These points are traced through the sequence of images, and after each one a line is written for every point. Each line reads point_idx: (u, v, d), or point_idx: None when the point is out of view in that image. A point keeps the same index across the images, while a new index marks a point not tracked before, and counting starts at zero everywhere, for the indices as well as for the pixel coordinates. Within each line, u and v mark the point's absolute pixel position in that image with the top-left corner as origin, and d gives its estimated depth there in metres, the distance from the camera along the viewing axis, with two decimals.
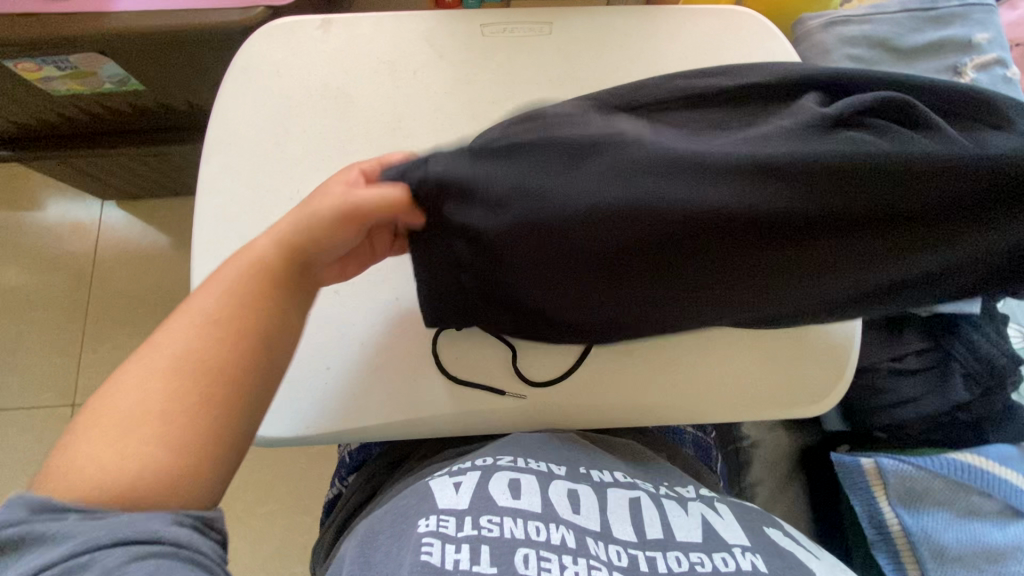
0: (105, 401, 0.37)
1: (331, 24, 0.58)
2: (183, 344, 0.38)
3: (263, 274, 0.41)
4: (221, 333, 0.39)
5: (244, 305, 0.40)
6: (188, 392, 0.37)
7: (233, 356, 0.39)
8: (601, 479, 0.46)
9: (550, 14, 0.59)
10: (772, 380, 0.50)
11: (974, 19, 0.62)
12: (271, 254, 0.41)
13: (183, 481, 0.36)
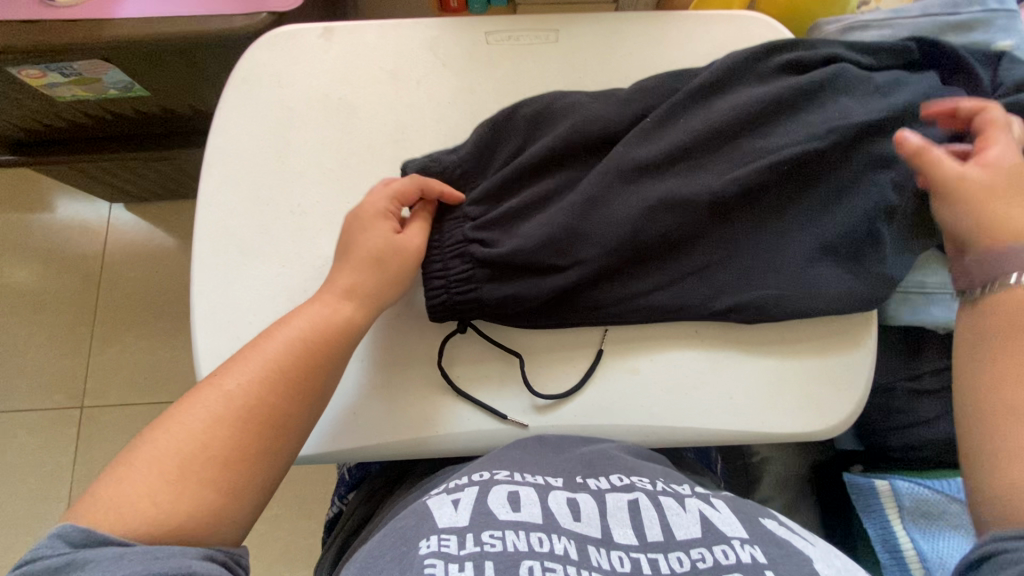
0: (166, 429, 0.38)
1: (333, 32, 0.57)
2: (251, 388, 0.40)
3: (329, 322, 0.43)
4: (287, 384, 0.41)
5: (313, 359, 0.42)
6: (249, 437, 0.39)
7: (295, 409, 0.41)
8: (597, 484, 0.42)
9: (557, 21, 0.57)
10: (787, 399, 0.48)
11: (997, 26, 0.60)
12: (342, 303, 0.44)
13: (224, 518, 0.37)
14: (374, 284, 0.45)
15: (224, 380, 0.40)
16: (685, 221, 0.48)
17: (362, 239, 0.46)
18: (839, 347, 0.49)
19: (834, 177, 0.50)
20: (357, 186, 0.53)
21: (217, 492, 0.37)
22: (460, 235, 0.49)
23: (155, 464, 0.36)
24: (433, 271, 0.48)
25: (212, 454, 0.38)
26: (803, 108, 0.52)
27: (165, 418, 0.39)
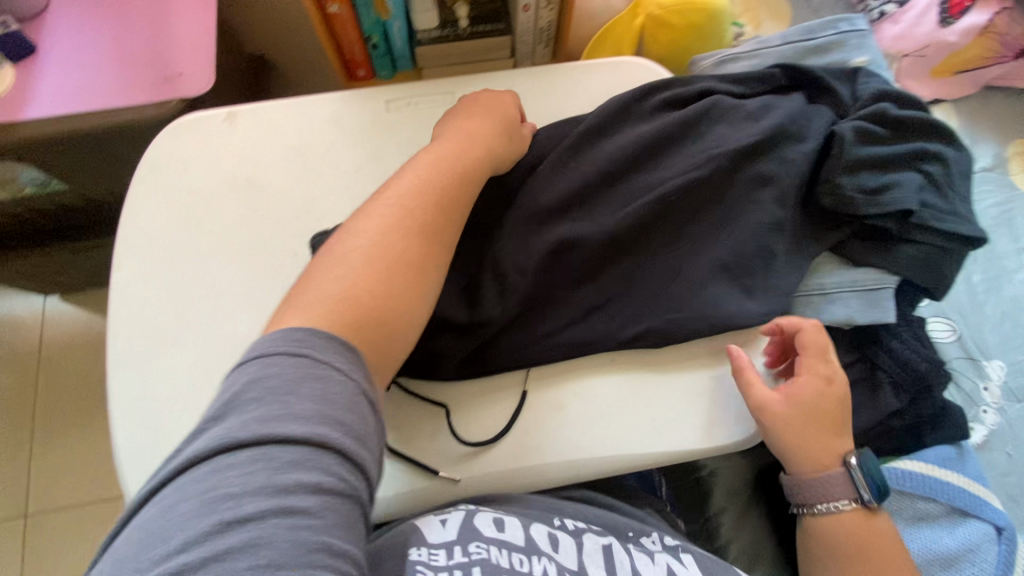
0: (345, 243, 0.44)
1: (236, 117, 0.59)
2: (409, 203, 0.47)
3: (457, 161, 0.50)
4: (435, 199, 0.48)
5: (447, 182, 0.49)
6: (418, 241, 0.45)
7: (444, 221, 0.48)
8: (574, 526, 0.48)
9: (452, 84, 0.61)
10: (705, 415, 0.50)
11: (852, 45, 0.65)
12: (460, 143, 0.51)
13: (402, 305, 0.43)
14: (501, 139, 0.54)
15: (389, 200, 0.46)
16: (592, 258, 0.52)
17: (496, 107, 0.56)
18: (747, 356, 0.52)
19: (721, 198, 0.54)
20: (270, 261, 0.54)
21: (401, 292, 0.43)
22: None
23: (346, 270, 0.42)
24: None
25: (397, 259, 0.44)
26: (688, 138, 0.57)
27: (339, 241, 0.44)
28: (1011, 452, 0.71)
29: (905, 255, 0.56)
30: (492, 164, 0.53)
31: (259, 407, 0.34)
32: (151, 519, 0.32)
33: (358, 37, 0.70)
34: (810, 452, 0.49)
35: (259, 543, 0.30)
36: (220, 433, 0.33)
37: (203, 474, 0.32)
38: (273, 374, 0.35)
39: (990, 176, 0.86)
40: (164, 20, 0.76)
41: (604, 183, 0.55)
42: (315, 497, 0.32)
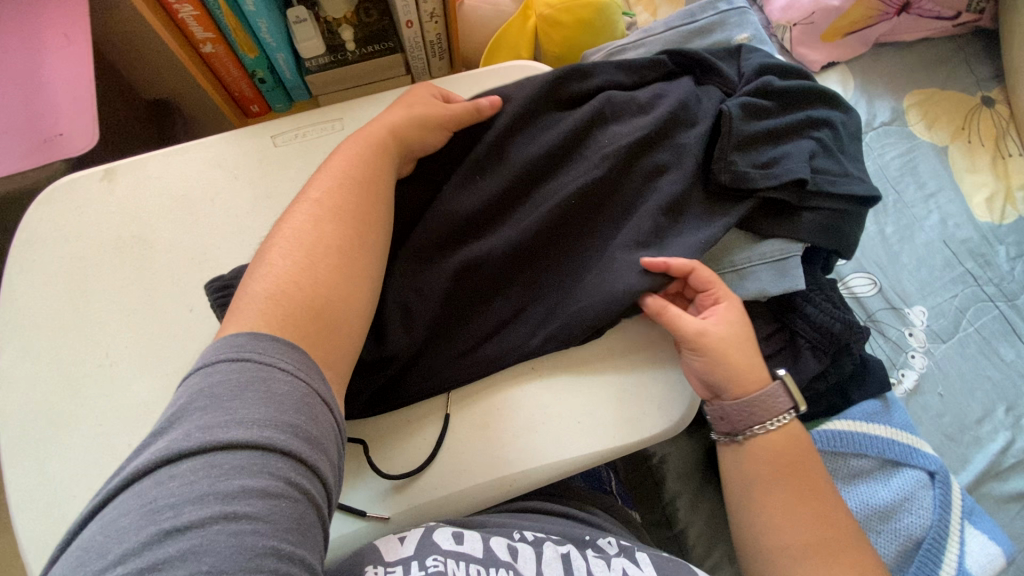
0: (277, 246, 0.44)
1: (114, 173, 0.56)
2: (333, 196, 0.47)
3: (375, 149, 0.50)
4: (361, 189, 0.48)
5: (373, 170, 0.49)
6: (350, 231, 0.46)
7: (372, 206, 0.48)
8: (533, 536, 0.46)
9: (340, 109, 0.60)
10: (631, 409, 0.50)
11: (732, 24, 0.67)
12: (377, 130, 0.51)
13: (342, 293, 0.43)
14: (413, 112, 0.53)
15: (309, 195, 0.47)
16: (496, 273, 0.52)
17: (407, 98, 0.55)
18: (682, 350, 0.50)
19: (618, 195, 0.55)
20: (166, 320, 0.51)
21: (332, 281, 0.43)
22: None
23: (275, 268, 0.43)
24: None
25: (322, 249, 0.44)
26: (581, 137, 0.56)
27: (269, 241, 0.45)
28: (941, 392, 0.74)
29: (809, 222, 0.57)
30: (417, 143, 0.53)
31: (203, 415, 0.33)
32: (89, 536, 0.30)
33: (242, 74, 0.68)
34: (736, 376, 0.48)
35: (200, 551, 0.29)
36: (165, 444, 0.32)
37: (144, 487, 0.31)
38: (218, 383, 0.35)
39: (891, 130, 0.89)
40: (39, 78, 0.72)
41: (511, 188, 0.54)
42: (263, 500, 0.31)
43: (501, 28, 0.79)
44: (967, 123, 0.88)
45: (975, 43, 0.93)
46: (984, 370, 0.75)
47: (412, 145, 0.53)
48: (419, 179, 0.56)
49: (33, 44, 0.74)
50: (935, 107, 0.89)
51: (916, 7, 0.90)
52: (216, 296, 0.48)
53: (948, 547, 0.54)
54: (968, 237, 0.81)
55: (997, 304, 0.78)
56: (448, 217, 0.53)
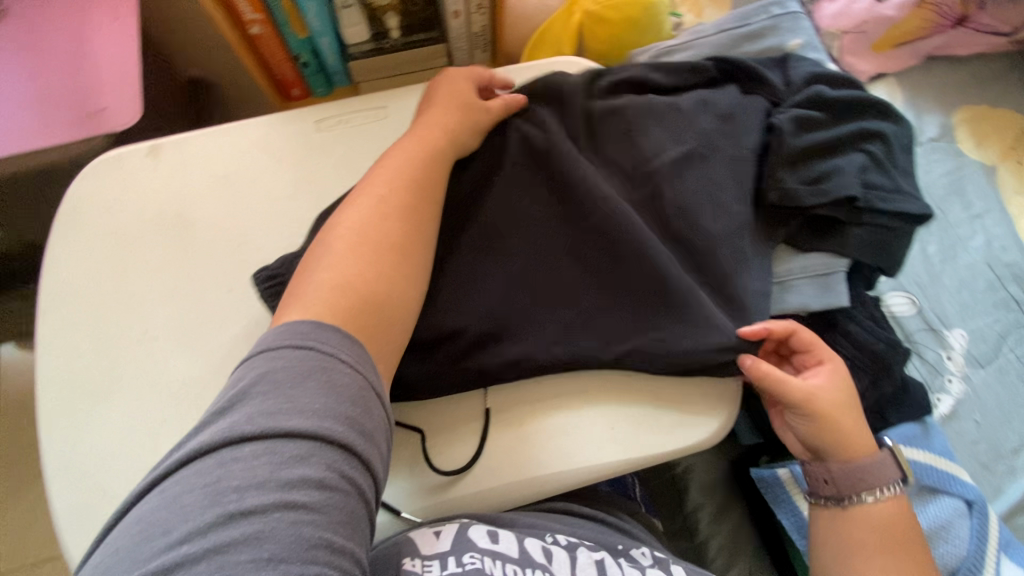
0: (338, 236, 0.45)
1: (159, 150, 0.56)
2: (394, 191, 0.48)
3: (431, 148, 0.51)
4: (418, 187, 0.49)
5: (432, 170, 0.50)
6: (408, 226, 0.47)
7: (428, 203, 0.49)
8: (567, 540, 0.45)
9: (384, 97, 0.59)
10: (669, 419, 0.49)
11: (785, 28, 0.64)
12: (435, 131, 0.52)
13: (401, 289, 0.45)
14: (461, 109, 0.54)
15: (370, 190, 0.48)
16: (538, 275, 0.51)
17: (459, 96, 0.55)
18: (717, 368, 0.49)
19: (667, 201, 0.53)
20: (205, 299, 0.51)
21: (392, 277, 0.44)
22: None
23: (339, 259, 0.44)
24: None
25: (382, 244, 0.45)
26: (624, 140, 0.55)
27: (330, 232, 0.46)
28: (978, 419, 0.72)
29: (856, 238, 0.55)
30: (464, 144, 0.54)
31: (266, 399, 0.33)
32: (151, 511, 0.30)
33: (286, 57, 0.68)
34: (843, 440, 0.48)
35: (261, 537, 0.29)
36: (229, 424, 0.32)
37: (207, 466, 0.31)
38: (282, 366, 0.35)
39: (938, 146, 0.86)
40: (86, 51, 0.73)
41: (571, 181, 0.53)
42: (320, 492, 0.31)
43: (545, 22, 0.78)
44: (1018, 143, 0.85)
45: None
46: None
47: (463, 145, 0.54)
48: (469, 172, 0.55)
49: (82, 17, 0.74)
50: (986, 125, 0.86)
51: (971, 21, 0.87)
52: (263, 285, 0.48)
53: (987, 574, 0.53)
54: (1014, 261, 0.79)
55: None
56: (501, 213, 0.53)
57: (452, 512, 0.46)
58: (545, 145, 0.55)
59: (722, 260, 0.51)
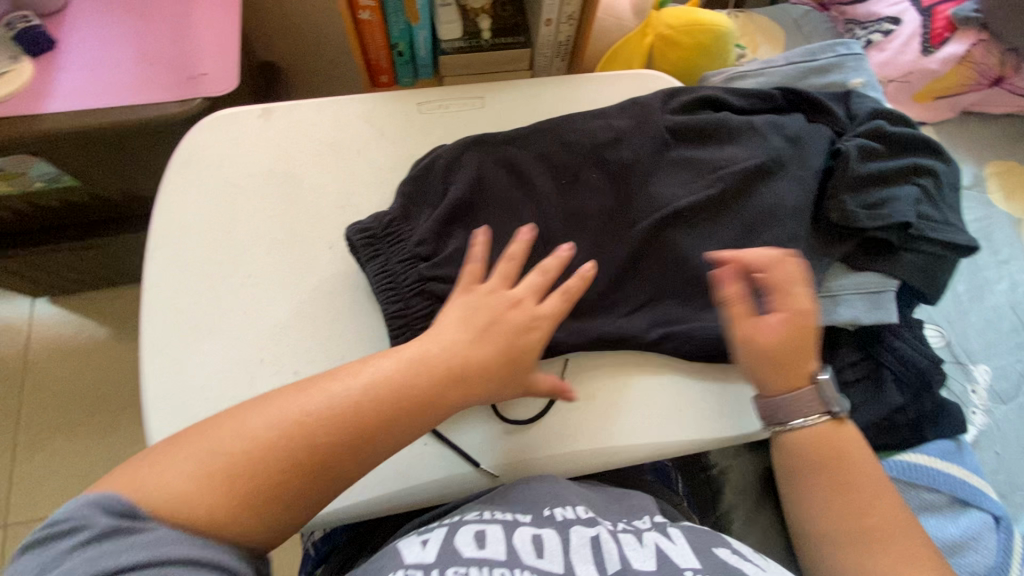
0: (274, 413, 0.39)
1: (272, 112, 0.60)
2: (357, 396, 0.41)
3: (436, 353, 0.44)
4: (387, 398, 0.41)
5: (414, 384, 0.42)
6: (342, 449, 0.40)
7: (385, 426, 0.41)
8: (564, 517, 0.44)
9: (481, 89, 0.64)
10: (731, 403, 0.52)
11: (849, 67, 0.70)
12: (439, 338, 0.44)
13: (287, 509, 0.38)
14: (485, 378, 0.44)
15: (341, 378, 0.41)
16: (612, 263, 0.54)
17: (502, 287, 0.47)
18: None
19: (739, 209, 0.56)
20: (306, 253, 0.54)
21: (282, 492, 0.38)
22: (416, 277, 0.51)
23: (250, 442, 0.38)
24: (393, 312, 0.50)
25: (296, 455, 0.39)
26: (700, 152, 0.59)
27: (272, 399, 0.40)
28: (999, 451, 0.75)
29: (906, 263, 0.59)
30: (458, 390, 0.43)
31: (84, 550, 0.33)
32: None
33: (385, 44, 0.73)
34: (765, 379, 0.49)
35: None
36: (36, 572, 0.33)
37: None
38: (93, 510, 0.34)
39: (971, 194, 0.91)
40: (191, 20, 0.77)
41: (644, 187, 0.56)
42: None
43: (620, 40, 0.83)
44: None
45: None
46: None
47: (467, 370, 0.44)
48: (545, 155, 0.56)
49: None
50: (1016, 180, 0.92)
51: (1008, 83, 0.92)
52: (357, 236, 0.52)
53: None
54: None
55: None
56: (574, 200, 0.55)
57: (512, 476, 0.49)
58: (619, 144, 0.57)
59: None
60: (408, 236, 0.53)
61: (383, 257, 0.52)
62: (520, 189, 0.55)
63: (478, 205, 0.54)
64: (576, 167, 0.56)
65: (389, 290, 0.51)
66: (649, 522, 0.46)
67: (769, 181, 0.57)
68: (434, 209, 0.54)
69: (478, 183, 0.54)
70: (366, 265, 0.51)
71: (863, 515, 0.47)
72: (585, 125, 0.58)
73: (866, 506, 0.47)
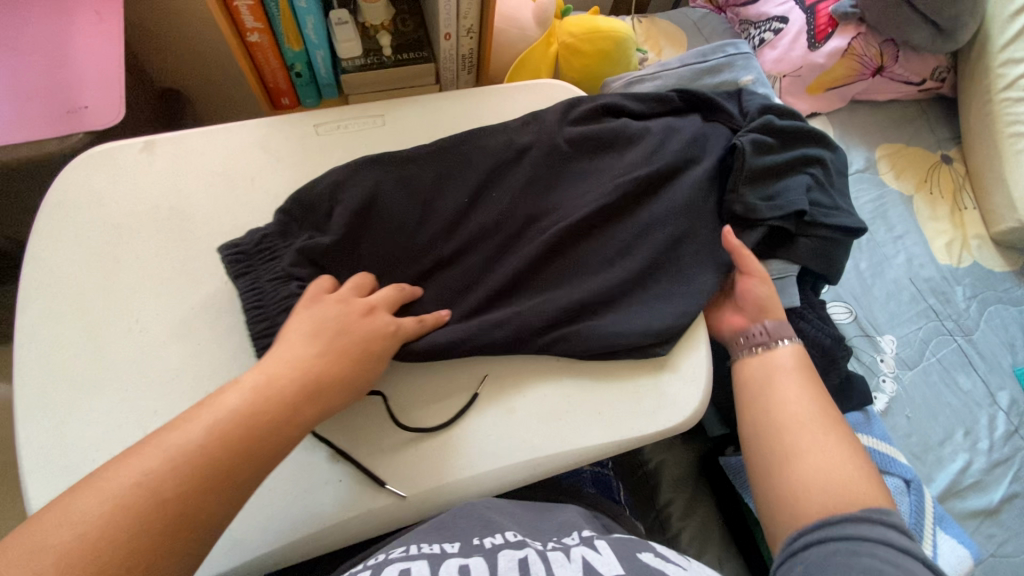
0: (111, 482, 0.32)
1: (155, 145, 0.57)
2: (217, 436, 0.35)
3: (303, 374, 0.40)
4: (254, 432, 0.37)
5: (283, 409, 0.38)
6: (209, 499, 0.34)
7: (256, 462, 0.36)
8: (492, 543, 0.41)
9: (381, 107, 0.63)
10: (642, 404, 0.52)
11: (738, 65, 0.73)
12: (304, 359, 0.41)
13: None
14: (350, 388, 0.42)
15: (190, 425, 0.35)
16: (512, 271, 0.53)
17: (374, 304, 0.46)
18: (651, 351, 0.53)
19: (636, 211, 0.58)
20: (199, 292, 0.51)
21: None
22: (285, 292, 0.48)
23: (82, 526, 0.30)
24: (259, 330, 0.47)
25: (148, 524, 0.31)
26: (598, 159, 0.60)
27: (105, 467, 0.33)
28: (909, 414, 0.81)
29: (801, 250, 0.61)
30: (329, 406, 0.41)
31: None
32: None
33: (281, 66, 0.71)
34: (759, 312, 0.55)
35: None
36: None
37: None
38: None
39: (865, 176, 0.98)
40: (67, 50, 0.72)
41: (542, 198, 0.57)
42: None
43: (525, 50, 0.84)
44: (928, 177, 0.98)
45: (936, 107, 1.05)
46: (945, 397, 0.82)
47: (337, 385, 0.41)
48: (444, 171, 0.56)
49: (62, 20, 0.74)
50: (902, 160, 0.99)
51: (887, 71, 0.98)
52: (228, 254, 0.49)
53: (924, 545, 0.60)
54: (930, 276, 0.90)
55: (955, 338, 0.86)
56: (476, 214, 0.55)
57: (446, 514, 0.46)
58: (517, 157, 0.58)
59: (680, 265, 0.57)
60: (282, 255, 0.50)
61: (254, 275, 0.49)
62: (421, 206, 0.54)
63: (368, 222, 0.52)
64: (475, 180, 0.56)
65: (258, 308, 0.48)
66: (578, 540, 0.44)
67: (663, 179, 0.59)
68: (320, 231, 0.52)
69: (371, 201, 0.53)
70: (237, 284, 0.49)
71: (785, 413, 0.48)
72: (485, 138, 0.58)
73: (787, 406, 0.49)
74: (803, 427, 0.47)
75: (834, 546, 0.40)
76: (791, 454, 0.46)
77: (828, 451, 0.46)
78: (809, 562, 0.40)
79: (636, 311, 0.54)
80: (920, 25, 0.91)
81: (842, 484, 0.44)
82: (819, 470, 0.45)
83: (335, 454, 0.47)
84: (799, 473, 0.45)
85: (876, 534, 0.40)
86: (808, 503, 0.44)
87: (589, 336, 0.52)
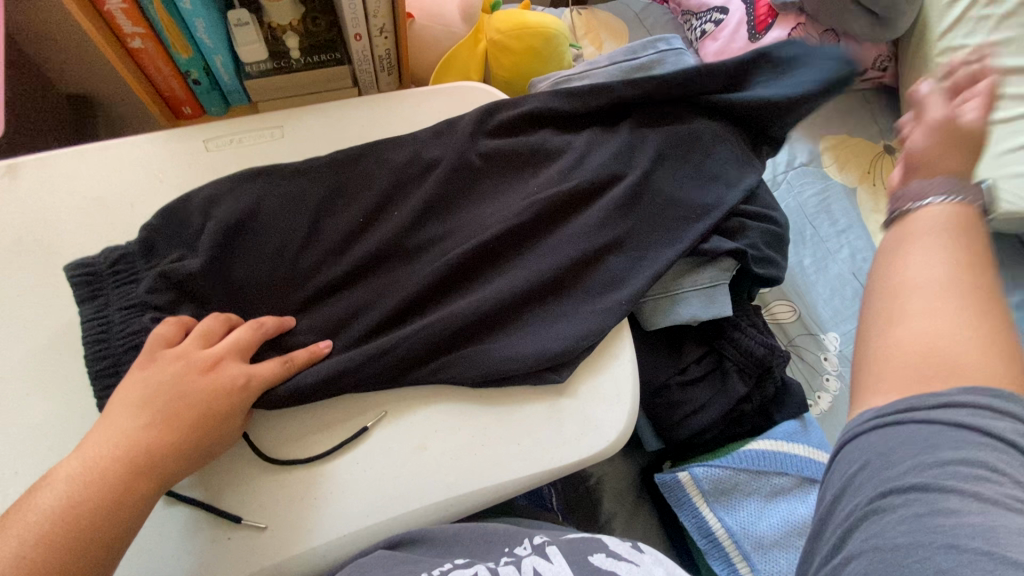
0: None
1: (19, 168, 0.51)
2: (34, 541, 0.33)
3: (130, 450, 0.37)
4: (83, 525, 0.34)
5: (117, 493, 0.36)
6: None
7: (93, 557, 0.34)
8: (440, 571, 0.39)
9: (280, 117, 0.58)
10: (548, 433, 0.49)
11: (669, 63, 0.70)
12: (133, 434, 0.37)
13: None
14: (196, 450, 0.39)
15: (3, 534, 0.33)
16: (410, 296, 0.50)
17: (224, 356, 0.42)
18: (545, 376, 0.50)
19: (552, 226, 0.55)
20: (66, 336, 0.46)
21: None
22: (135, 327, 0.44)
23: None
24: (100, 370, 0.43)
25: None
26: (510, 172, 0.57)
27: None
28: None
29: (728, 264, 0.57)
30: (175, 475, 0.38)
31: None
32: None
33: (174, 73, 0.65)
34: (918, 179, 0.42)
35: None
36: None
37: None
38: None
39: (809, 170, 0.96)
40: None
41: (449, 218, 0.54)
42: None
43: (451, 48, 0.79)
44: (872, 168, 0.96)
45: (879, 98, 1.03)
46: None
47: (175, 451, 0.38)
48: (342, 191, 0.52)
49: None
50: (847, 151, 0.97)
51: None
52: (75, 276, 0.44)
53: None
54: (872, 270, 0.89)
55: None
56: (376, 234, 0.52)
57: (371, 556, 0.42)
58: (424, 176, 0.55)
59: (598, 280, 0.54)
60: (142, 278, 0.45)
61: (104, 300, 0.44)
62: (316, 230, 0.50)
63: (244, 242, 0.48)
64: (376, 200, 0.52)
65: (106, 340, 0.43)
66: (526, 547, 0.42)
67: (580, 189, 0.56)
68: (190, 252, 0.47)
69: (253, 224, 0.49)
70: (81, 312, 0.44)
71: (905, 272, 0.35)
72: (391, 154, 0.55)
73: (911, 264, 0.36)
74: (941, 290, 0.34)
75: (907, 431, 0.31)
76: (902, 315, 0.34)
77: (961, 317, 0.33)
78: (867, 449, 0.32)
79: (548, 331, 0.51)
80: (858, 16, 0.89)
81: (947, 357, 0.32)
82: (927, 334, 0.33)
83: (226, 514, 0.43)
84: (895, 336, 0.34)
85: (973, 420, 0.30)
86: (891, 379, 0.33)
87: (496, 362, 0.49)
